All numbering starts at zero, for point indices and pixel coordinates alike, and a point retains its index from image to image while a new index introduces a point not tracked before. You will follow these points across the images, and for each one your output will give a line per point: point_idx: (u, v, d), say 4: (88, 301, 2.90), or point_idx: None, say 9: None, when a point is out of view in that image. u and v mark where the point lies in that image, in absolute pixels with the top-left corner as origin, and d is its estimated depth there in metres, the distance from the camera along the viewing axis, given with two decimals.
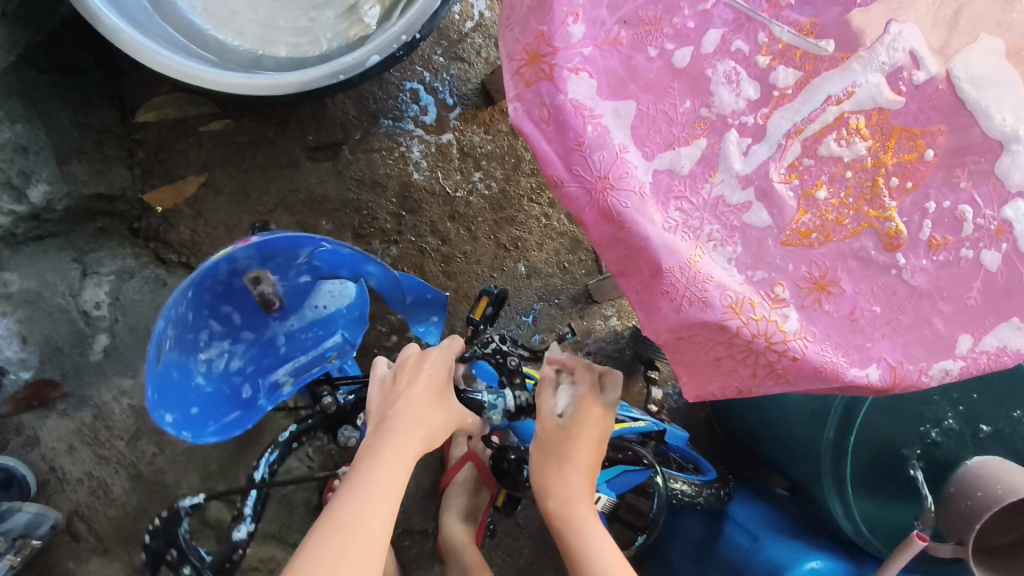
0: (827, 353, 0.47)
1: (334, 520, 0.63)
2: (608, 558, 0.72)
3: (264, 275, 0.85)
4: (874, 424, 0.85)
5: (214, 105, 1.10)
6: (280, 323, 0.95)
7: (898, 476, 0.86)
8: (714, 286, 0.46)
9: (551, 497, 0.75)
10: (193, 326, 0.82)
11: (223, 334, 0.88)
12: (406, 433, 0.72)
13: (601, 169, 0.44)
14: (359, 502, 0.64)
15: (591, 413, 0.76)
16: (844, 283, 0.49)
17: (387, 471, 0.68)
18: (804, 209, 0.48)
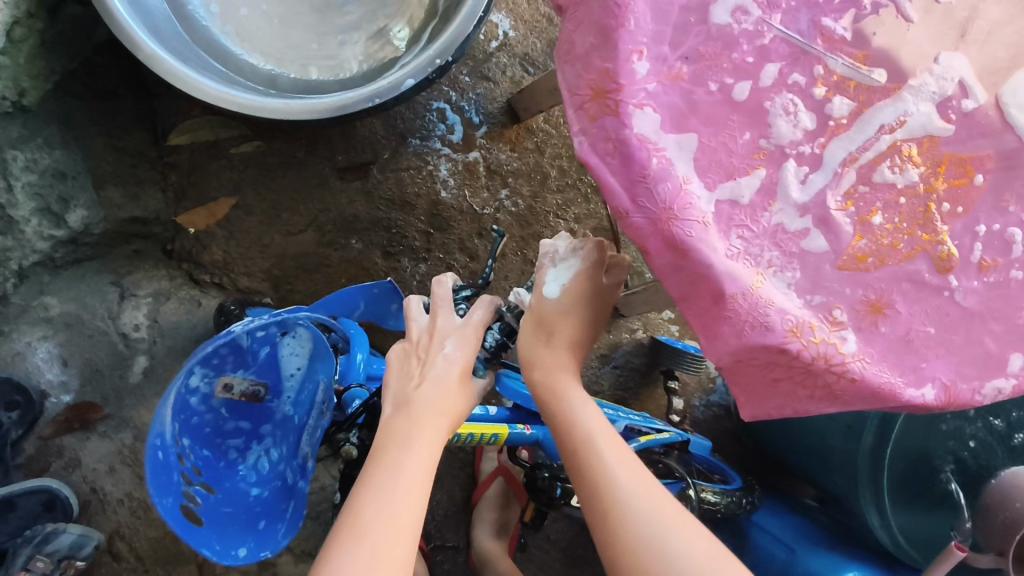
0: (884, 373, 0.48)
1: (359, 513, 0.58)
2: (597, 425, 0.69)
3: (229, 378, 0.70)
4: (912, 436, 0.86)
5: (245, 127, 1.11)
6: (282, 400, 0.74)
7: (933, 486, 0.88)
8: (774, 311, 0.47)
9: (536, 370, 0.74)
10: (212, 459, 0.70)
11: (245, 442, 0.73)
12: (429, 422, 0.67)
13: (665, 200, 0.46)
14: (389, 488, 0.59)
15: (579, 292, 0.73)
16: (898, 306, 0.50)
17: (414, 456, 0.63)
18: (860, 235, 0.49)
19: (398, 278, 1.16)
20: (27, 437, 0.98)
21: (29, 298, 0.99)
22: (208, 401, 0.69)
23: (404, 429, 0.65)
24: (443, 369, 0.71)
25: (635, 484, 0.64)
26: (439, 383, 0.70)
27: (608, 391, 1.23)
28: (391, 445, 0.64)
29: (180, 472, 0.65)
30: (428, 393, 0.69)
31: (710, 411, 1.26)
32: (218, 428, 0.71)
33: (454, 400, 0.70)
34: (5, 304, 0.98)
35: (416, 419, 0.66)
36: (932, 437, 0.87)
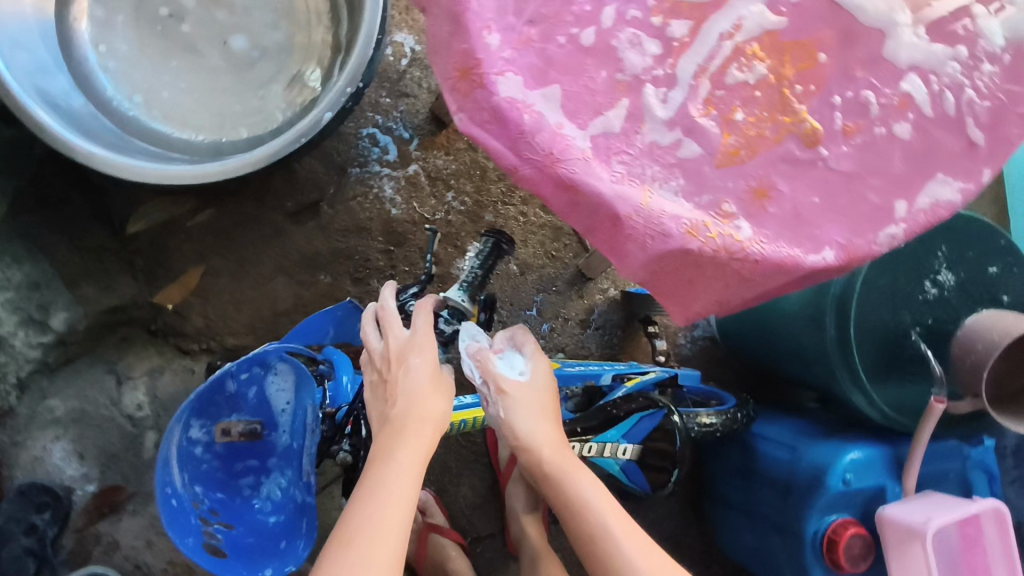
0: (782, 248, 0.54)
1: (354, 532, 0.64)
2: (603, 505, 0.78)
3: (225, 423, 0.75)
4: (872, 309, 0.91)
5: (194, 199, 1.17)
6: (280, 432, 0.77)
7: (904, 354, 0.94)
8: (669, 218, 0.52)
9: (544, 451, 0.80)
10: (227, 499, 0.75)
11: (256, 479, 0.77)
12: (413, 434, 0.71)
13: (546, 147, 0.51)
14: (380, 506, 0.66)
15: (546, 363, 0.85)
16: (780, 186, 0.55)
17: (402, 473, 0.68)
18: (727, 132, 0.55)
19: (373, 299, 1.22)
20: (64, 533, 1.03)
21: (35, 404, 1.06)
22: (212, 448, 0.75)
23: (390, 444, 0.70)
24: (418, 386, 0.74)
25: (645, 561, 0.76)
26: (416, 397, 0.73)
27: (597, 352, 1.30)
28: (379, 463, 0.69)
29: (197, 515, 0.71)
30: (410, 408, 0.73)
31: (697, 346, 1.34)
32: (229, 471, 0.76)
33: (432, 412, 0.74)
34: (14, 417, 1.04)
35: (400, 438, 0.71)
36: (894, 291, 0.92)
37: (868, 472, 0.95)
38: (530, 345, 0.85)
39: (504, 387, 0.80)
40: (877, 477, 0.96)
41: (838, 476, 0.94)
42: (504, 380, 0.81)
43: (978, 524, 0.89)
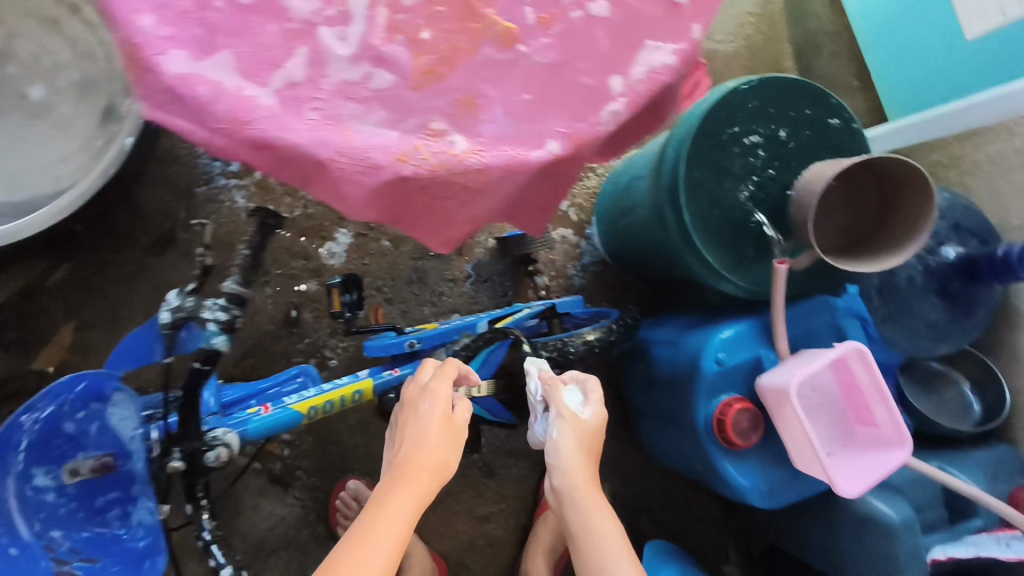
0: (502, 151, 0.55)
1: (338, 562, 0.64)
2: (613, 548, 0.75)
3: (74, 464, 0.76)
4: (704, 187, 0.95)
5: (44, 259, 1.14)
6: (131, 461, 0.76)
7: (748, 226, 0.97)
8: (374, 150, 0.53)
9: (568, 483, 0.78)
10: (96, 535, 0.77)
11: (123, 508, 0.77)
12: (412, 477, 0.71)
13: (228, 114, 0.51)
14: (368, 543, 0.66)
15: (603, 407, 0.84)
16: (487, 93, 0.55)
17: (392, 512, 0.69)
18: (417, 53, 0.54)
19: (252, 309, 1.23)
20: None
21: None
22: (65, 491, 0.77)
23: (392, 484, 0.71)
24: (429, 429, 0.74)
25: None
26: (425, 439, 0.74)
27: (492, 304, 1.31)
28: (379, 497, 0.70)
29: (50, 557, 0.74)
30: (421, 448, 0.73)
31: (588, 273, 1.35)
32: (90, 508, 0.77)
33: (440, 454, 0.74)
34: None
35: (402, 475, 0.71)
36: (727, 157, 0.95)
37: (738, 346, 0.97)
38: (596, 389, 0.85)
39: (563, 418, 0.81)
40: (751, 348, 0.98)
41: (710, 357, 0.96)
42: (561, 410, 0.81)
43: (847, 369, 0.92)
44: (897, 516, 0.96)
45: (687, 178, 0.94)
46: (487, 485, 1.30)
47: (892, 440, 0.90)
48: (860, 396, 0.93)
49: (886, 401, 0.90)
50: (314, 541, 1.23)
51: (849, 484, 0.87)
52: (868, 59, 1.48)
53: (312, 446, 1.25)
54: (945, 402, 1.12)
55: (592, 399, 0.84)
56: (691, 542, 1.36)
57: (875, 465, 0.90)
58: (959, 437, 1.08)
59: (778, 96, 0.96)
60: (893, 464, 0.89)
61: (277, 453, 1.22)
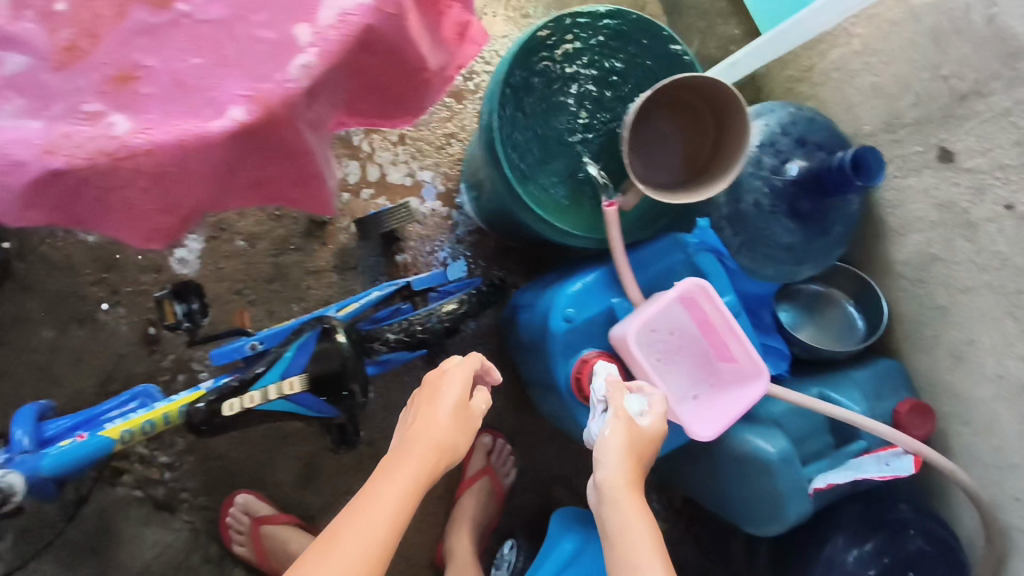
0: (172, 127, 0.49)
1: (337, 532, 0.61)
2: (647, 545, 0.67)
3: None
4: (518, 126, 0.88)
5: None
6: None
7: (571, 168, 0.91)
8: (10, 145, 0.46)
9: (611, 472, 0.72)
10: None
11: None
12: (419, 455, 0.69)
13: None
14: (367, 514, 0.63)
15: (664, 419, 0.79)
16: (146, 63, 0.49)
17: (397, 482, 0.66)
18: (53, 28, 0.48)
19: (107, 332, 1.17)
20: None
21: None
22: None
23: (400, 459, 0.68)
24: (446, 416, 0.72)
25: None
26: (442, 421, 0.72)
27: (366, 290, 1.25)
28: (379, 477, 0.67)
29: None
30: (433, 427, 0.71)
31: (466, 244, 1.29)
32: None
33: (450, 442, 0.72)
34: None
35: (407, 452, 0.69)
36: (545, 103, 0.90)
37: (588, 299, 0.92)
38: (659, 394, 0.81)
39: (619, 415, 0.77)
40: (603, 299, 0.93)
41: (558, 315, 0.91)
42: (618, 406, 0.78)
43: (699, 307, 0.88)
44: (774, 450, 0.92)
45: (503, 131, 0.87)
46: None
47: (750, 372, 0.87)
48: (712, 331, 0.89)
49: (733, 335, 0.86)
50: (209, 563, 1.19)
51: (704, 426, 0.85)
52: None
53: (193, 465, 1.20)
54: (830, 322, 1.09)
55: (653, 400, 0.80)
56: None
57: (734, 402, 0.87)
58: (839, 359, 1.04)
59: (607, 29, 0.90)
60: (750, 397, 0.86)
61: (157, 477, 1.18)
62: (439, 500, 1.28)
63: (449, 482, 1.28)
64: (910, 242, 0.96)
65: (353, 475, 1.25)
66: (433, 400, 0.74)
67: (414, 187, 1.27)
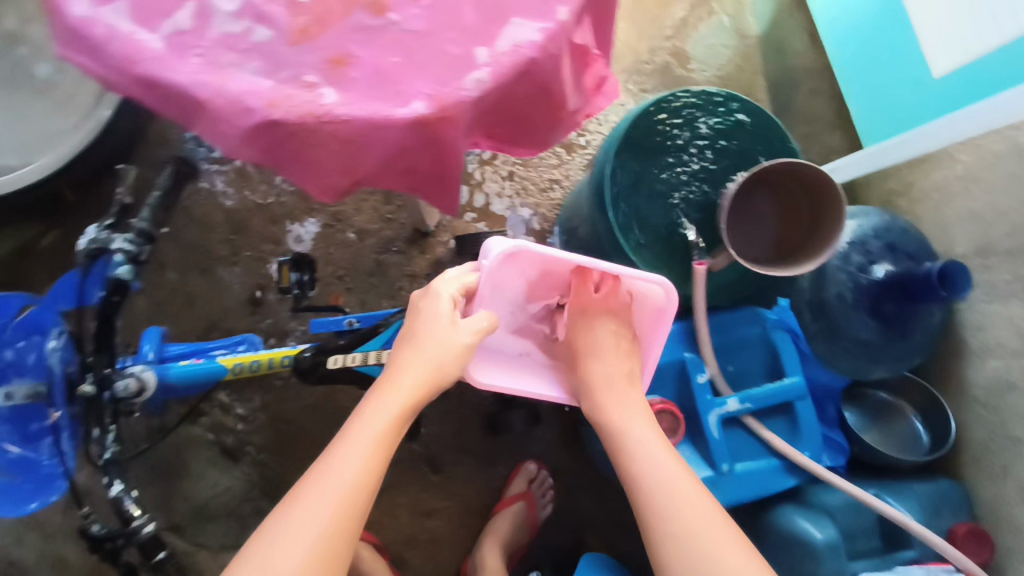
0: (366, 105, 0.60)
1: (322, 471, 0.66)
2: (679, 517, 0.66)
3: (15, 389, 0.84)
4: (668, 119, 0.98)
5: (40, 224, 1.30)
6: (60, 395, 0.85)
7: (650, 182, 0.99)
8: (247, 95, 0.58)
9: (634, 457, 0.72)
10: (20, 457, 0.82)
11: (47, 432, 0.85)
12: (390, 408, 0.70)
13: (119, 55, 0.58)
14: (351, 452, 0.67)
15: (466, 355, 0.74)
16: (357, 53, 0.61)
17: (370, 431, 0.69)
18: (295, 14, 0.60)
19: (222, 287, 1.31)
20: None
21: None
22: None
23: (370, 408, 0.70)
24: (441, 346, 0.73)
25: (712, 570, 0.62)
26: (441, 351, 0.73)
27: None
28: (361, 418, 0.70)
29: None
30: (421, 356, 0.73)
31: None
32: (23, 432, 0.84)
33: (448, 369, 0.73)
34: None
35: (381, 399, 0.71)
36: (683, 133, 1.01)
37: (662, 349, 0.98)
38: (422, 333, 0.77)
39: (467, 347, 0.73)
40: (676, 351, 0.98)
41: None
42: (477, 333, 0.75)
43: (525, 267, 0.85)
44: (820, 536, 0.89)
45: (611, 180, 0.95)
46: (432, 481, 1.32)
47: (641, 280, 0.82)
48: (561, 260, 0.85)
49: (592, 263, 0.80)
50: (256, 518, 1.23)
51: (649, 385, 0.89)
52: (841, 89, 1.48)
53: (264, 422, 1.29)
54: (893, 432, 1.06)
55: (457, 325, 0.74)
56: (641, 565, 1.29)
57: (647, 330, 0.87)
58: (901, 468, 1.01)
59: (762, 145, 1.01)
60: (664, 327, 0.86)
61: (230, 425, 1.28)
62: (475, 516, 1.32)
63: (488, 500, 1.32)
64: (989, 367, 0.96)
65: (401, 469, 1.31)
66: (419, 330, 0.74)
67: (513, 219, 1.37)
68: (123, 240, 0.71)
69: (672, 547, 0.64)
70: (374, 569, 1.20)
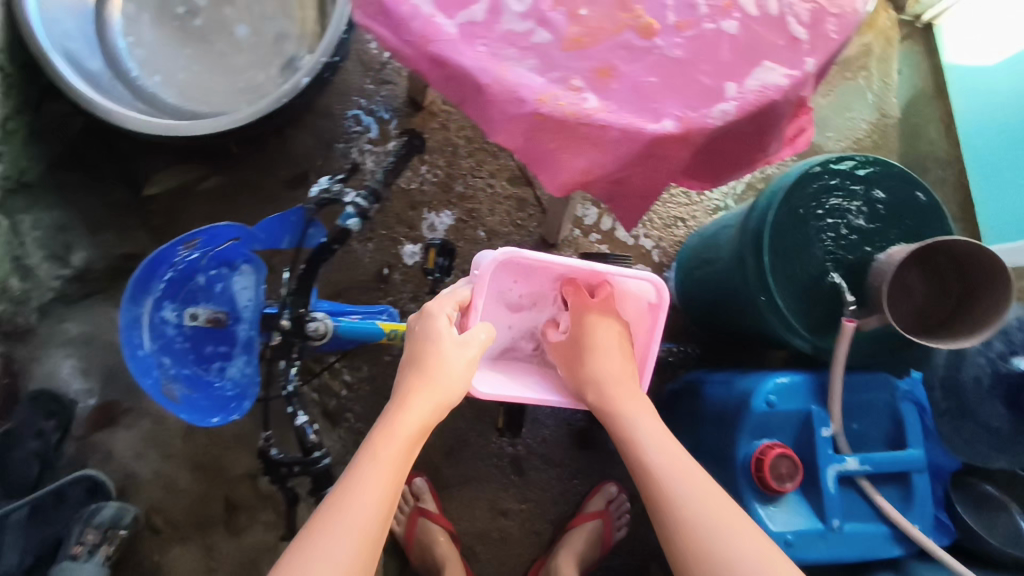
0: (623, 117, 0.66)
1: (346, 505, 0.69)
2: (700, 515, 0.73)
3: (200, 311, 0.91)
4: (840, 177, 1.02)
5: (201, 167, 1.38)
6: (242, 325, 0.93)
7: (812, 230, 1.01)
8: (523, 88, 0.64)
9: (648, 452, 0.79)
10: (197, 374, 0.90)
11: (224, 355, 0.93)
12: (396, 431, 0.75)
13: (419, 33, 0.65)
14: (361, 491, 0.70)
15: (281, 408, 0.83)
16: (621, 68, 0.66)
17: (386, 455, 0.74)
18: (573, 24, 0.66)
19: (353, 259, 1.37)
20: (67, 441, 1.16)
21: (52, 326, 1.20)
22: (182, 329, 0.90)
23: (382, 429, 0.76)
24: (446, 376, 0.79)
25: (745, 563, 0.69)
26: (448, 373, 0.79)
27: None
28: (375, 440, 0.75)
29: (163, 374, 0.86)
30: (436, 387, 0.78)
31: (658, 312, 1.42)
32: (199, 352, 0.92)
33: (457, 390, 0.80)
34: (34, 335, 1.19)
35: (394, 423, 0.76)
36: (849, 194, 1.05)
37: (793, 397, 1.01)
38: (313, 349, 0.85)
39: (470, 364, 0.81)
40: (802, 403, 1.01)
41: (761, 398, 1.00)
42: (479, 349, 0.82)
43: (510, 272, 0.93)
44: None
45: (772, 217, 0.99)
46: (514, 482, 1.35)
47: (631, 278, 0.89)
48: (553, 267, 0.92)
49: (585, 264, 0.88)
50: None
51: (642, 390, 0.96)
52: (974, 182, 1.50)
53: (367, 392, 1.34)
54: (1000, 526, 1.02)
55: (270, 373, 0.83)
56: None
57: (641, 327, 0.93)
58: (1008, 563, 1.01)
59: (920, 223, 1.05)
60: (658, 322, 0.91)
61: (335, 390, 1.33)
62: (547, 523, 1.35)
63: (563, 510, 1.35)
64: None
65: (487, 465, 1.35)
66: (432, 363, 0.79)
67: (635, 247, 1.42)
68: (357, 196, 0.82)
69: (694, 537, 0.71)
70: (449, 555, 1.24)
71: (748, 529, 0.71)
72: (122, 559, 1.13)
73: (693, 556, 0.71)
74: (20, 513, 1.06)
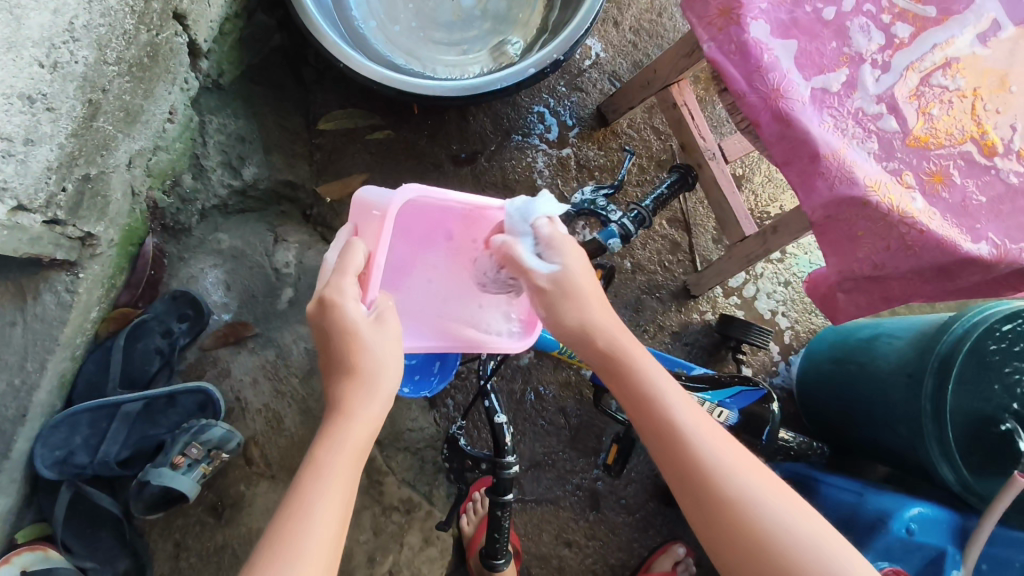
0: (946, 228, 0.62)
1: (305, 514, 0.56)
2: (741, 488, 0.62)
3: None
4: None
5: (379, 119, 1.36)
6: None
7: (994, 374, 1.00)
8: (858, 170, 0.63)
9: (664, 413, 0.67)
10: None
11: None
12: (331, 431, 0.62)
13: (774, 84, 0.64)
14: (315, 504, 0.57)
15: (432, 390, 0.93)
16: (956, 177, 0.65)
17: (330, 464, 0.60)
18: (922, 121, 0.66)
19: None
20: (190, 348, 1.15)
21: (206, 233, 1.20)
22: None
23: (325, 428, 0.63)
24: (387, 356, 0.67)
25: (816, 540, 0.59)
26: (384, 351, 0.67)
27: None
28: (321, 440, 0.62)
29: None
30: (377, 380, 0.66)
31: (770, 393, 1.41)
32: None
33: (393, 368, 0.67)
34: (188, 235, 1.19)
35: (337, 416, 0.63)
36: None
37: (932, 529, 0.99)
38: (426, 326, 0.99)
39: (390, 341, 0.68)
40: (940, 539, 0.99)
41: (901, 523, 0.98)
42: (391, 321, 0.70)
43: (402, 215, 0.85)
44: None
45: (970, 349, 0.97)
46: (588, 516, 1.34)
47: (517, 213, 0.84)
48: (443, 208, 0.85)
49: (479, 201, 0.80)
50: (432, 465, 1.27)
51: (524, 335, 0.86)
52: None
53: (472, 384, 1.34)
54: None
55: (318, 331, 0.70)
56: None
57: None
58: None
59: None
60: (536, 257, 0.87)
61: None
62: (606, 566, 1.33)
63: (625, 560, 1.34)
64: None
65: (566, 490, 1.34)
66: (360, 359, 0.66)
67: (770, 321, 1.42)
68: (626, 222, 0.98)
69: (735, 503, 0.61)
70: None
71: (763, 488, 0.62)
72: (209, 481, 1.11)
73: (712, 515, 0.61)
74: (133, 407, 1.05)
